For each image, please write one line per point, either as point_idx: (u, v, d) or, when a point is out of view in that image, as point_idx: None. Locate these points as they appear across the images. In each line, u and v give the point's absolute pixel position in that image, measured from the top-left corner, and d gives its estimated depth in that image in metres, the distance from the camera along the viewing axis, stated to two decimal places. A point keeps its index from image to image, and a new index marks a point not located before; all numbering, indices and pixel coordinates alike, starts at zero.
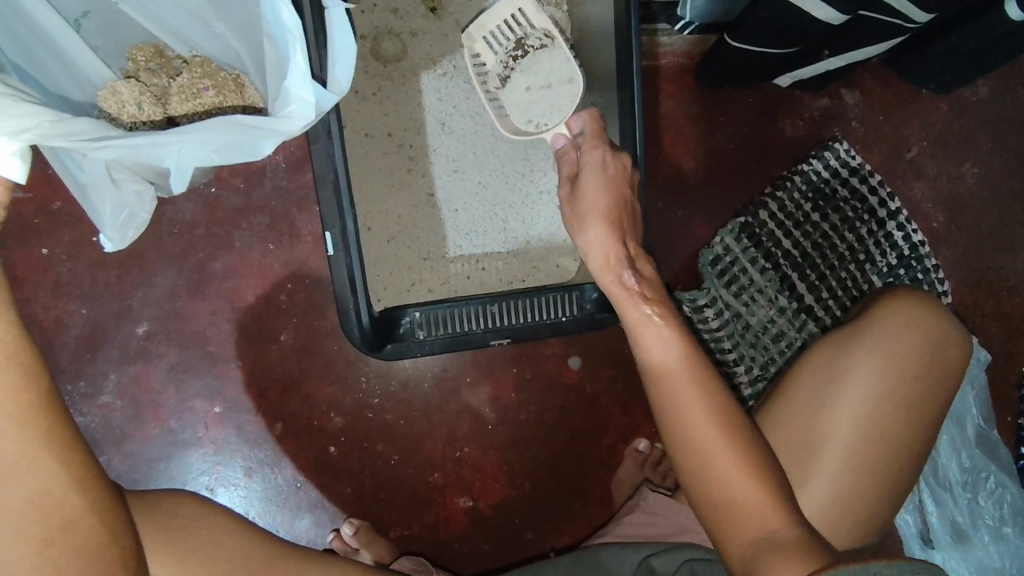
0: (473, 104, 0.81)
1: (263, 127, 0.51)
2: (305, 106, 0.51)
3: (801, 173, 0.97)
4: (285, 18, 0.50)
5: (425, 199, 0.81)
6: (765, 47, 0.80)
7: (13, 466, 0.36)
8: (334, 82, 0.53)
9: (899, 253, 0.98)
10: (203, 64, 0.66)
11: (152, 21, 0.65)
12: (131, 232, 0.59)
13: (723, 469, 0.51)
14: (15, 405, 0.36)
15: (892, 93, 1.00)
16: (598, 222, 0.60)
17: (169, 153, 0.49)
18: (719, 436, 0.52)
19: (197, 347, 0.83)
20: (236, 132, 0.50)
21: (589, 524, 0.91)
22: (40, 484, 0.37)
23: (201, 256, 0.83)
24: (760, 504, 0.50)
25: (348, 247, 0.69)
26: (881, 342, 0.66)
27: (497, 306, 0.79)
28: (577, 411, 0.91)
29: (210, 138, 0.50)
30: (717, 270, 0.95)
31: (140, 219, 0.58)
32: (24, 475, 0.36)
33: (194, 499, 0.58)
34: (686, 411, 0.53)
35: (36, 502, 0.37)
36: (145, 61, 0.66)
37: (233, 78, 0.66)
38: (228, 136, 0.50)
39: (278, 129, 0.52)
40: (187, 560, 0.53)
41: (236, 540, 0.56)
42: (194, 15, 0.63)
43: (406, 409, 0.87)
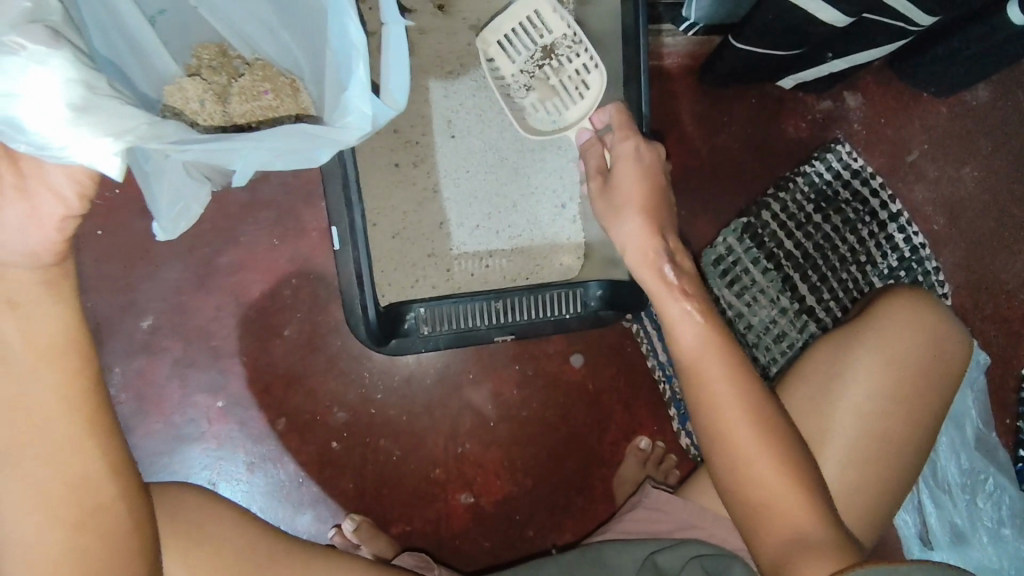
0: (479, 102, 0.82)
1: (319, 135, 0.49)
2: (361, 118, 0.49)
3: (802, 174, 0.98)
4: (348, 30, 0.49)
5: (430, 197, 0.82)
6: (769, 49, 0.81)
7: (65, 448, 0.37)
8: (389, 95, 0.51)
9: (899, 256, 0.98)
10: (264, 68, 0.66)
11: (221, 21, 0.65)
12: (181, 223, 0.56)
13: (756, 469, 0.51)
14: (70, 392, 0.38)
15: (894, 96, 1.01)
16: (632, 214, 0.61)
17: (237, 158, 0.47)
18: (747, 437, 0.51)
19: (201, 341, 0.84)
20: (298, 139, 0.48)
21: (590, 520, 0.91)
22: (87, 466, 0.38)
23: (206, 250, 0.83)
24: (795, 510, 0.50)
25: (355, 242, 0.69)
26: (882, 341, 0.66)
27: (501, 302, 0.79)
28: (579, 408, 0.92)
29: (278, 145, 0.48)
30: (720, 269, 0.96)
31: (193, 213, 0.57)
32: (76, 457, 0.37)
33: (199, 492, 0.58)
34: (721, 406, 0.52)
35: (70, 486, 0.37)
36: (208, 59, 0.66)
37: (291, 82, 0.66)
38: (292, 143, 0.48)
39: (336, 138, 0.50)
40: (192, 551, 0.54)
41: (243, 532, 0.57)
42: (259, 19, 0.63)
43: (408, 405, 0.88)
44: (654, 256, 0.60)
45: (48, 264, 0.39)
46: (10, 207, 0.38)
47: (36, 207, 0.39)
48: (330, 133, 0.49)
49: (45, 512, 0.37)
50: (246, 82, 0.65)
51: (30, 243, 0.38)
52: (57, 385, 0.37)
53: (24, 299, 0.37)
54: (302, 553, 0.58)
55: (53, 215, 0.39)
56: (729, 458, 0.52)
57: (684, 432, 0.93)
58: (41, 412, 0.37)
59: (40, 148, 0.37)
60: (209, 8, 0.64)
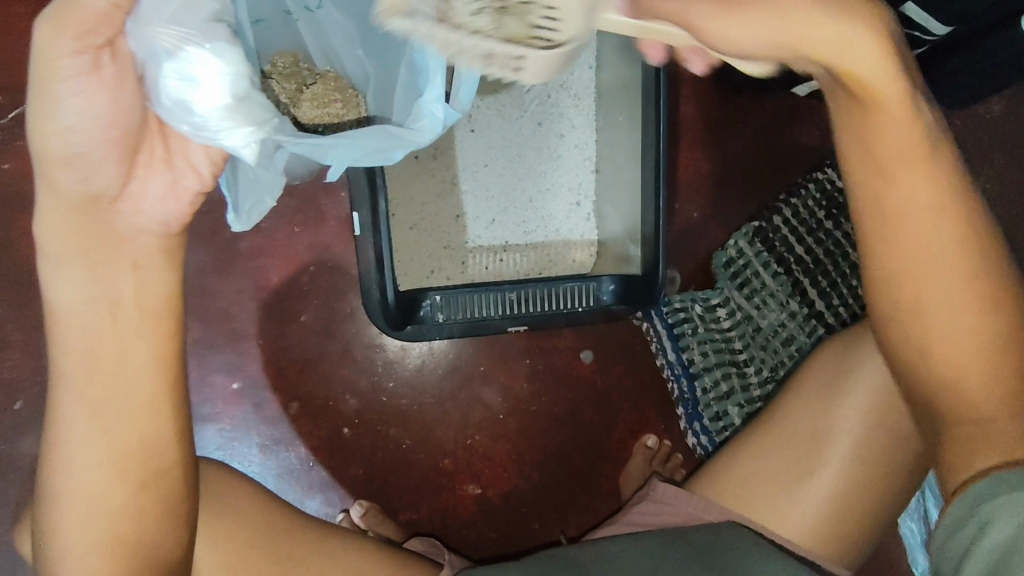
0: (499, 99, 0.83)
1: (399, 136, 0.50)
2: (433, 122, 0.50)
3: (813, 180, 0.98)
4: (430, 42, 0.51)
5: (448, 189, 0.83)
6: None
7: (142, 406, 0.40)
8: (458, 101, 0.52)
9: None
10: (335, 79, 0.67)
11: (311, 34, 0.66)
12: (256, 217, 0.52)
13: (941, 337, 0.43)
14: (151, 353, 0.40)
15: None
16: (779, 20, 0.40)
17: (327, 155, 0.48)
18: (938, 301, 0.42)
19: (220, 324, 0.85)
20: (378, 140, 0.49)
21: (595, 516, 0.92)
22: (156, 426, 0.40)
23: (228, 235, 0.85)
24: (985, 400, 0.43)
25: (376, 226, 0.71)
26: None
27: (515, 293, 0.81)
28: (587, 404, 0.93)
29: (365, 146, 0.49)
30: (730, 272, 0.96)
31: (266, 206, 0.52)
32: (149, 415, 0.40)
33: (218, 465, 0.59)
34: (908, 266, 0.42)
35: (140, 445, 0.40)
36: (283, 66, 0.66)
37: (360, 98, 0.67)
38: (374, 146, 0.49)
39: (409, 139, 0.50)
40: (213, 523, 0.54)
41: (259, 505, 0.58)
42: (343, 34, 0.64)
43: (420, 395, 0.89)
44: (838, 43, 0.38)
45: (171, 233, 0.42)
46: (155, 177, 0.42)
47: (176, 182, 0.43)
48: (404, 132, 0.50)
49: (115, 468, 0.39)
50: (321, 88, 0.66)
51: (162, 214, 0.42)
52: (151, 348, 0.40)
53: (143, 262, 0.41)
54: (317, 530, 0.59)
55: (191, 189, 0.44)
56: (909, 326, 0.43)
57: (690, 431, 0.93)
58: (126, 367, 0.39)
59: (201, 130, 0.43)
60: (306, 21, 0.65)
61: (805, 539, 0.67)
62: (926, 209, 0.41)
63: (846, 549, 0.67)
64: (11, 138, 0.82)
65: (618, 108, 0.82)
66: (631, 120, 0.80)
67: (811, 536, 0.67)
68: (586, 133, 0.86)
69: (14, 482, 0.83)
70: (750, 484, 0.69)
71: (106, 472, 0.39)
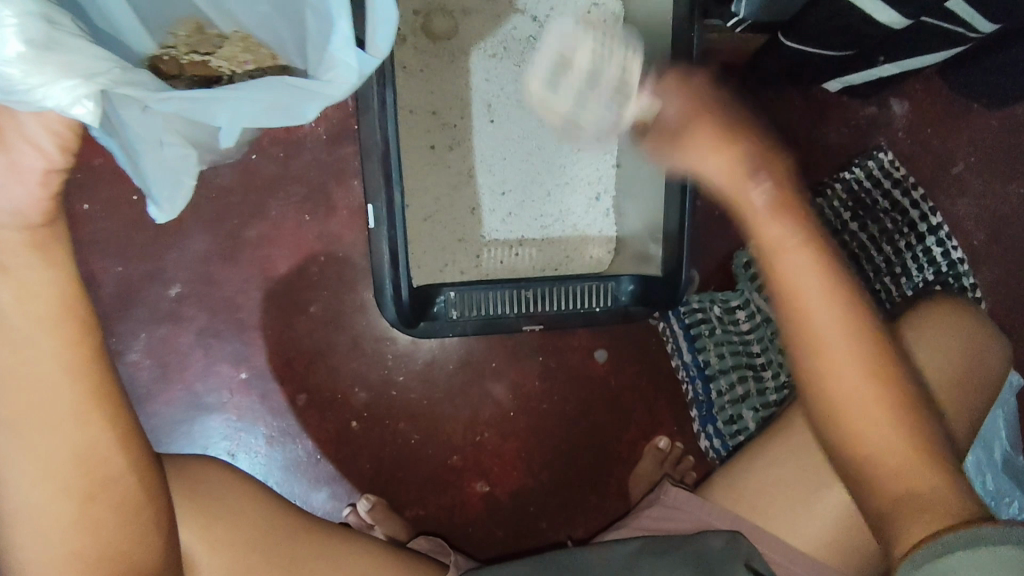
0: (520, 89, 0.81)
1: (307, 88, 0.41)
2: (346, 74, 0.41)
3: (842, 179, 0.96)
4: None
5: (465, 180, 0.81)
6: (819, 49, 0.79)
7: (65, 419, 0.36)
8: (376, 47, 0.41)
9: (935, 270, 0.95)
10: (246, 39, 0.62)
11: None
12: (179, 199, 0.46)
13: (842, 386, 0.49)
14: (70, 356, 0.36)
15: (941, 107, 0.99)
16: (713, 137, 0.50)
17: (219, 112, 0.41)
18: (841, 347, 0.48)
19: (226, 313, 0.84)
20: (278, 92, 0.41)
21: (604, 517, 0.90)
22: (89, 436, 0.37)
23: (236, 222, 0.83)
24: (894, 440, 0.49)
25: (392, 219, 0.69)
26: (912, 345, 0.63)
27: (531, 291, 0.78)
28: (600, 404, 0.91)
29: (256, 100, 0.41)
30: (750, 273, 0.93)
31: (187, 183, 0.46)
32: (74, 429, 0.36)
33: (225, 468, 0.58)
34: (817, 316, 0.48)
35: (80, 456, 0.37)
36: (186, 38, 0.63)
37: (271, 56, 0.62)
38: (278, 99, 0.41)
39: (324, 92, 0.41)
40: (215, 525, 0.53)
41: (265, 509, 0.56)
42: None
43: (429, 390, 0.87)
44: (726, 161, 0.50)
45: (35, 225, 0.34)
46: None
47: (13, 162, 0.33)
48: (311, 84, 0.41)
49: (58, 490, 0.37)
50: (227, 49, 0.62)
51: (15, 204, 0.33)
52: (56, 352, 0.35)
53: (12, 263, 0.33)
54: (326, 532, 0.58)
55: (34, 169, 0.33)
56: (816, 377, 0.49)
57: (704, 434, 0.90)
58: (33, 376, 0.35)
59: (10, 92, 0.31)
60: None
61: (820, 552, 0.65)
62: (815, 279, 0.49)
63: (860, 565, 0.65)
64: None
65: None
66: None
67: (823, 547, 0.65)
68: None
69: None
70: (768, 492, 0.67)
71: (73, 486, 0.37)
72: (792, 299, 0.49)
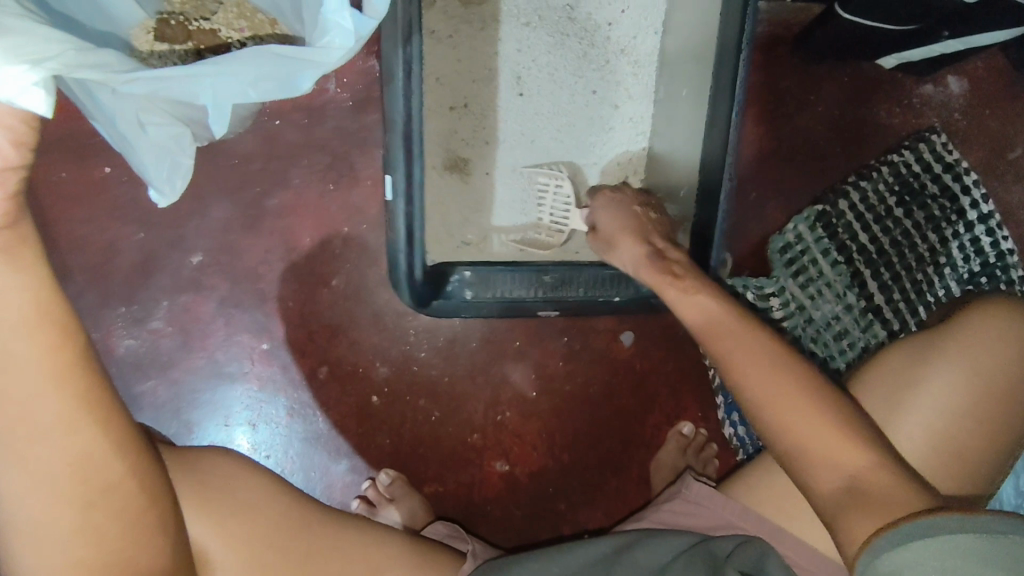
0: (552, 60, 0.77)
1: (301, 57, 0.44)
2: (342, 34, 0.43)
3: (888, 164, 0.92)
4: None
5: (487, 152, 0.77)
6: (878, 22, 0.74)
7: (53, 427, 0.35)
8: (371, 6, 0.44)
9: (983, 261, 0.90)
10: (240, 5, 0.65)
11: None
12: (179, 181, 0.50)
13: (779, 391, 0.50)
14: (50, 363, 0.34)
15: (1004, 86, 0.93)
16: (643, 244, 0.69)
17: (202, 88, 0.43)
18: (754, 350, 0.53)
19: (248, 283, 0.83)
20: (271, 65, 0.43)
21: (623, 502, 0.89)
22: (82, 441, 0.36)
23: (259, 190, 0.81)
24: (842, 445, 0.47)
25: (411, 194, 0.68)
26: (965, 344, 0.60)
27: (550, 275, 0.78)
28: (623, 388, 0.89)
29: (248, 71, 0.43)
30: (786, 258, 0.91)
31: (186, 165, 0.50)
32: (65, 437, 0.35)
33: (233, 456, 0.59)
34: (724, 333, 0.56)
35: (73, 463, 0.36)
36: (181, 4, 0.64)
37: (269, 22, 0.65)
38: (270, 73, 0.44)
39: (317, 60, 0.44)
40: (229, 519, 0.54)
41: (273, 500, 0.57)
42: None
43: (451, 366, 0.86)
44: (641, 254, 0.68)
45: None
46: None
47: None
48: (306, 52, 0.44)
49: (49, 489, 0.36)
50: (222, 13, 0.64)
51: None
52: (49, 346, 0.34)
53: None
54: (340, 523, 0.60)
55: None
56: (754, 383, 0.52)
57: (728, 422, 0.88)
58: (22, 368, 0.33)
59: None
60: None
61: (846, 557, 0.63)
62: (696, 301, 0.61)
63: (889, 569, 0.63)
64: None
65: (683, 80, 0.77)
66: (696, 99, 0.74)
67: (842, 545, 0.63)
68: (643, 103, 0.81)
69: None
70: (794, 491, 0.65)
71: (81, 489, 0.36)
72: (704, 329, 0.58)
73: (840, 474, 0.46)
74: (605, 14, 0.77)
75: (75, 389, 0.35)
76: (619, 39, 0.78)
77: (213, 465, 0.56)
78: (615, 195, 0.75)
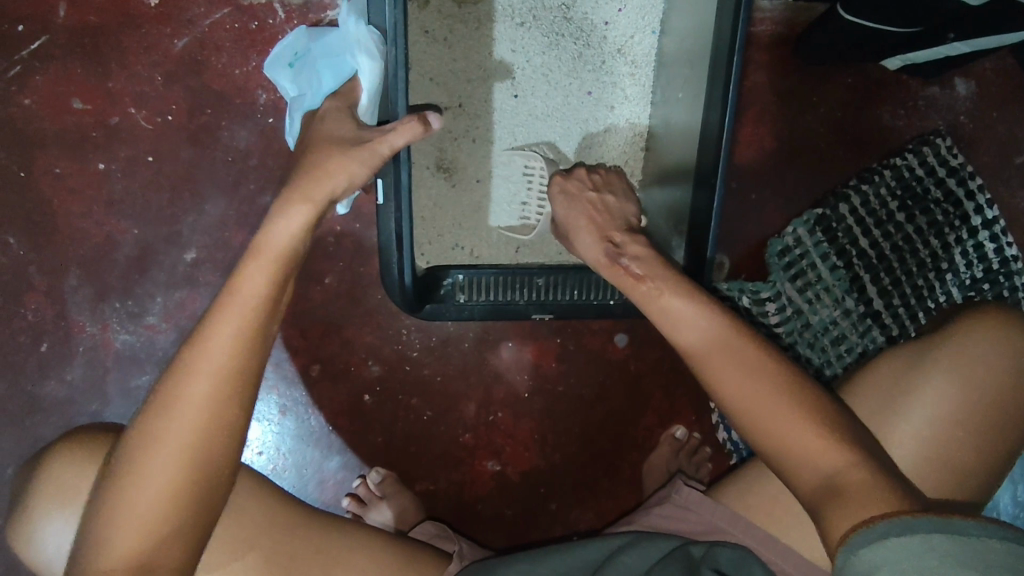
0: (547, 61, 0.76)
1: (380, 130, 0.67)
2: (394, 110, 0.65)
3: (891, 167, 0.90)
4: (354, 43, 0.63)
5: (477, 158, 0.77)
6: (884, 22, 0.72)
7: (244, 338, 0.46)
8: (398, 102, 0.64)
9: (985, 266, 0.89)
10: None
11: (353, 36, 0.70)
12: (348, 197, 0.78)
13: (745, 390, 0.50)
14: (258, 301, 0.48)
15: (1013, 89, 0.91)
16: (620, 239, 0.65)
17: None
18: (720, 348, 0.53)
19: None
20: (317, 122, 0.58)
21: (615, 503, 0.89)
22: (249, 362, 0.46)
23: (253, 187, 0.81)
24: (812, 442, 0.47)
25: (398, 199, 0.65)
26: (957, 356, 0.60)
27: (543, 279, 0.76)
28: (617, 389, 0.89)
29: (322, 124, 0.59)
30: (785, 261, 0.89)
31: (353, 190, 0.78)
32: (244, 348, 0.46)
33: None
34: (692, 331, 0.55)
35: (232, 364, 0.45)
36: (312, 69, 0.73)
37: None
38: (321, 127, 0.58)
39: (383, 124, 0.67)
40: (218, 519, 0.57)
41: (262, 510, 0.59)
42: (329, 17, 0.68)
43: (444, 366, 0.86)
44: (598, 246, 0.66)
45: None
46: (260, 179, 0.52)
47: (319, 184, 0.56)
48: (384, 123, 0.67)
49: (212, 382, 0.45)
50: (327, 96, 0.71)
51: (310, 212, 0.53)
52: (259, 287, 0.48)
53: None
54: (323, 528, 0.60)
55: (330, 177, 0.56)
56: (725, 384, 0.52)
57: (722, 425, 0.89)
58: (251, 289, 0.48)
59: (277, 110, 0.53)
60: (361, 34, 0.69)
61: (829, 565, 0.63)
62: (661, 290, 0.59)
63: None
64: (31, 73, 0.78)
65: (678, 82, 0.75)
66: (691, 99, 0.73)
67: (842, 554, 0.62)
68: (638, 106, 0.80)
69: (39, 424, 0.81)
70: (783, 499, 0.65)
71: (237, 406, 0.46)
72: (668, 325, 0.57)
73: (815, 471, 0.47)
74: (602, 14, 0.76)
75: (260, 327, 0.47)
76: (616, 39, 0.77)
77: None
78: (567, 181, 0.71)
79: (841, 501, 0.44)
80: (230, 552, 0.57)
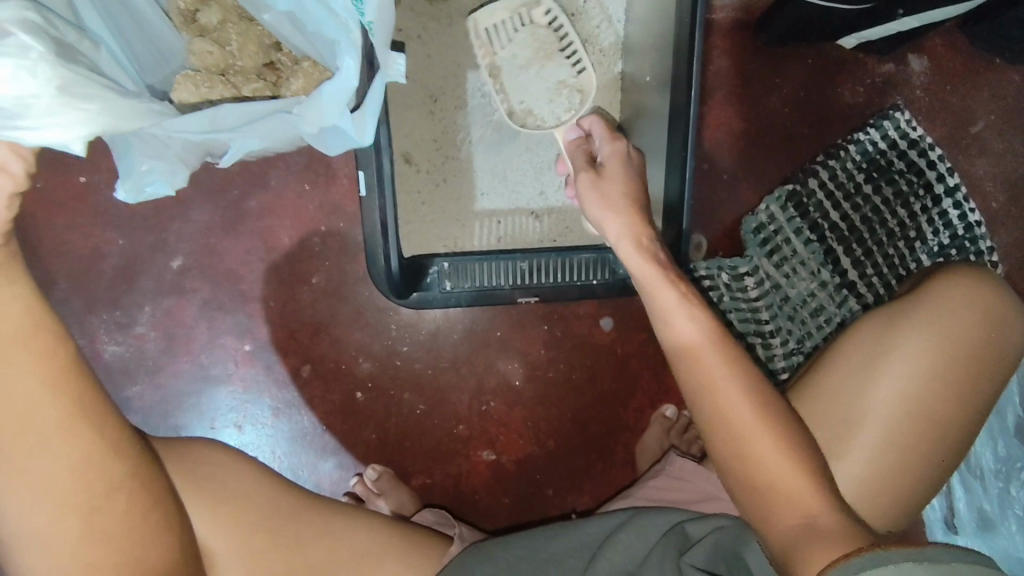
0: None
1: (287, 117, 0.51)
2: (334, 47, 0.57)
3: (855, 142, 0.93)
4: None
5: (459, 149, 0.79)
6: (836, 3, 0.75)
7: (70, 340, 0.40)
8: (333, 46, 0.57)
9: (952, 233, 0.92)
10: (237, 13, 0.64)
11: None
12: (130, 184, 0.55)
13: (755, 438, 0.49)
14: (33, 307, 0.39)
15: (964, 62, 0.95)
16: (624, 209, 0.59)
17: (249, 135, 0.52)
18: (723, 377, 0.51)
19: (229, 285, 0.83)
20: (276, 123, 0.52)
21: (611, 485, 0.90)
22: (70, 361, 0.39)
23: (237, 193, 0.82)
24: (799, 481, 0.48)
25: (382, 187, 0.68)
26: (934, 310, 0.62)
27: (527, 263, 0.79)
28: (606, 373, 0.90)
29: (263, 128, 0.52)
30: (760, 238, 0.92)
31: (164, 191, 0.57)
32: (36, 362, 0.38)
33: (225, 446, 0.61)
34: (710, 364, 0.51)
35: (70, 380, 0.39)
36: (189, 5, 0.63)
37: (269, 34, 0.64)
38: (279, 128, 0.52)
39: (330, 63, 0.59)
40: (222, 509, 0.57)
41: (270, 490, 0.60)
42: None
43: (434, 359, 0.87)
44: (639, 242, 0.58)
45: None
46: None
47: None
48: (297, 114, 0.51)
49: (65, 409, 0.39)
50: (240, 43, 0.63)
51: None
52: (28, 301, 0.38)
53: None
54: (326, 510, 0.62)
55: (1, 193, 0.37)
56: (734, 440, 0.50)
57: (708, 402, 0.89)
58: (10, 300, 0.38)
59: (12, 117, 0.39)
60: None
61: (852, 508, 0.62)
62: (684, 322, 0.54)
63: (879, 511, 0.62)
64: None
65: (645, 66, 0.78)
66: (659, 81, 0.75)
67: (860, 494, 0.62)
68: (608, 92, 0.82)
69: None
70: None
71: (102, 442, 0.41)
72: (688, 353, 0.52)
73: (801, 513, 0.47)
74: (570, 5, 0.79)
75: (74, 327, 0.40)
76: (584, 28, 0.80)
77: (201, 453, 0.58)
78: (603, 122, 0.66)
79: (818, 537, 0.45)
80: (227, 542, 0.56)
